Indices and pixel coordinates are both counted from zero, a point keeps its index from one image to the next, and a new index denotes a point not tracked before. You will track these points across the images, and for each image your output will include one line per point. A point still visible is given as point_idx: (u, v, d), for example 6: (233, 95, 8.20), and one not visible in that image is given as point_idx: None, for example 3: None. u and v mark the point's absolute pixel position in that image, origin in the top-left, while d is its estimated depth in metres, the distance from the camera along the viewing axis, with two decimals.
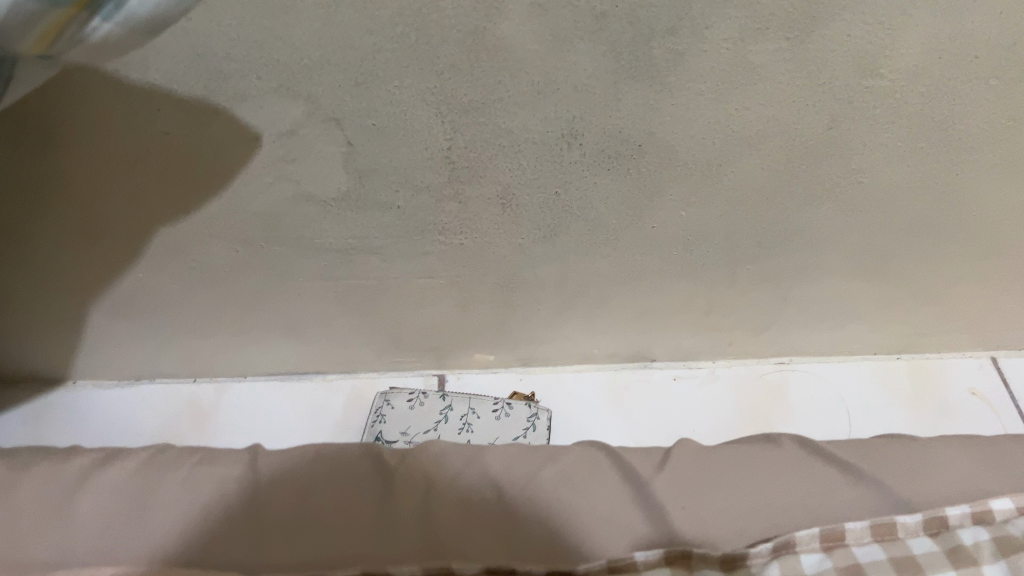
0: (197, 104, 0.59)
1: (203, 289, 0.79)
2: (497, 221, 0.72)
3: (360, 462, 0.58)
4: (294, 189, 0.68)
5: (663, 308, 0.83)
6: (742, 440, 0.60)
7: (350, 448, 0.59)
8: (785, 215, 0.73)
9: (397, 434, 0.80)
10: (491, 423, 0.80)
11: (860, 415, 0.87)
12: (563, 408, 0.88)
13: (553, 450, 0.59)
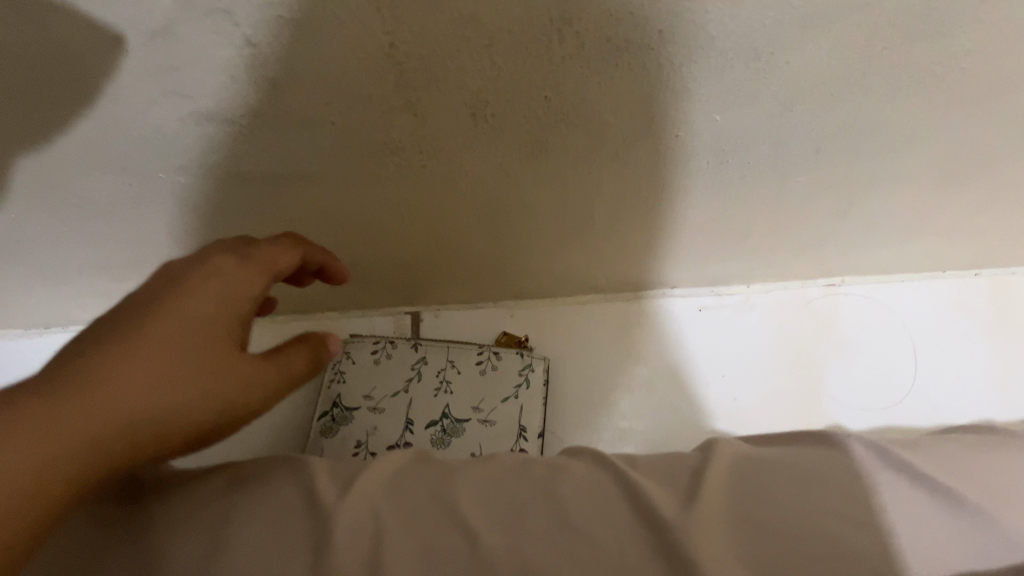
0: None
1: (103, 224, 0.63)
2: (468, 135, 0.54)
3: (288, 500, 0.43)
4: (189, 107, 0.50)
5: (687, 228, 0.67)
6: (793, 447, 0.46)
7: (279, 474, 0.45)
8: (852, 117, 0.54)
9: (359, 399, 0.78)
10: (474, 378, 0.78)
11: (929, 350, 0.78)
12: (572, 362, 0.82)
13: (546, 473, 0.44)
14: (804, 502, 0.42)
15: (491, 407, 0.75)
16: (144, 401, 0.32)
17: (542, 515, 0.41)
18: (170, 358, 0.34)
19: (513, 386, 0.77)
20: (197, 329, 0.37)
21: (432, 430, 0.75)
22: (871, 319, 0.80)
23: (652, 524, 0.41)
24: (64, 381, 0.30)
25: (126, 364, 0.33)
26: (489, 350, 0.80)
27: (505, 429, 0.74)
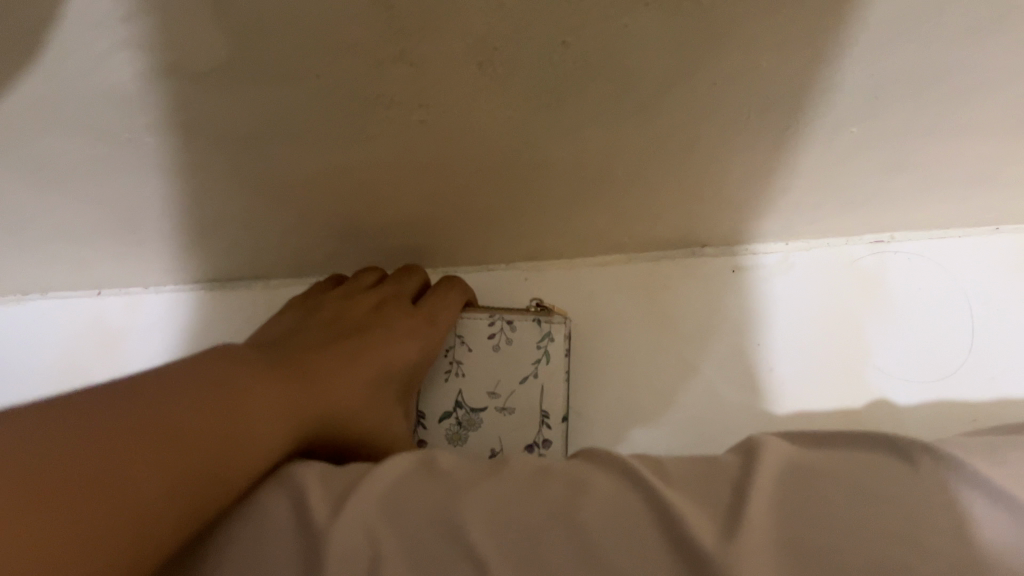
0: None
1: (69, 190, 0.57)
2: (475, 86, 0.46)
3: (276, 516, 0.38)
4: (149, 61, 0.43)
5: (720, 189, 0.59)
6: (848, 456, 0.40)
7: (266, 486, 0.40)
8: (920, 61, 0.46)
9: None
10: (487, 355, 0.66)
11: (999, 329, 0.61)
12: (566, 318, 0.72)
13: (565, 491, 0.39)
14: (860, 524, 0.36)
15: (509, 387, 0.65)
16: (324, 436, 0.46)
17: (560, 544, 0.36)
18: (355, 403, 0.50)
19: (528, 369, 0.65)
20: (375, 389, 0.53)
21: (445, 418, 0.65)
22: (923, 284, 0.64)
23: (686, 553, 0.36)
24: (314, 386, 0.46)
25: (335, 395, 0.47)
26: (501, 318, 0.67)
27: (529, 418, 0.64)
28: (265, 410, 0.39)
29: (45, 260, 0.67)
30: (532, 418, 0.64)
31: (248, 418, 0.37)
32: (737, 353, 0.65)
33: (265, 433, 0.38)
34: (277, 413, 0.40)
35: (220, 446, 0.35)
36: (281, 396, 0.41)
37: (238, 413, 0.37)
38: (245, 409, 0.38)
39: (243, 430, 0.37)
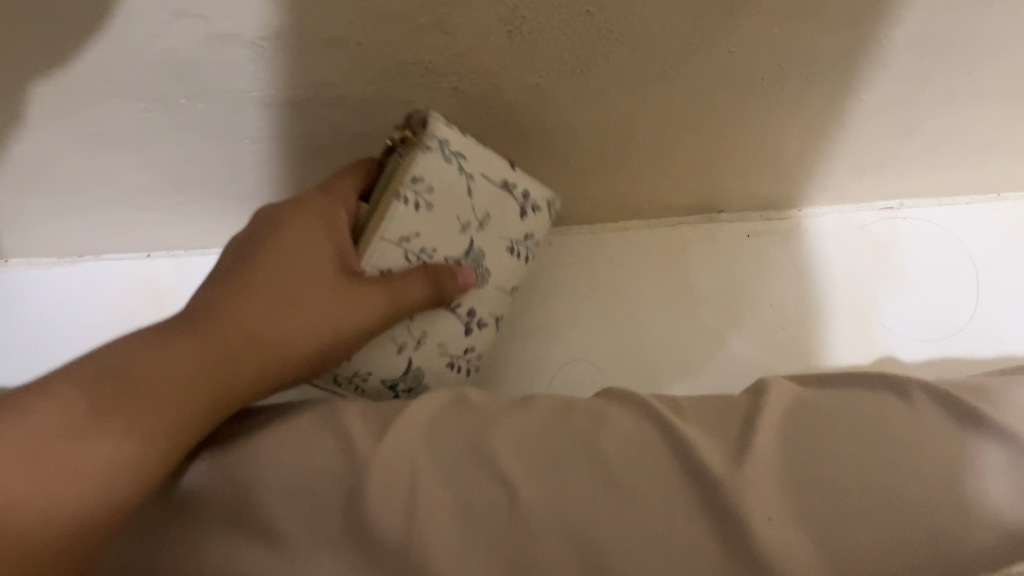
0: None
1: (125, 153, 0.60)
2: (503, 54, 0.50)
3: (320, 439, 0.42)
4: (207, 28, 0.46)
5: (736, 156, 0.62)
6: (848, 392, 0.44)
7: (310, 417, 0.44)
8: (928, 25, 0.48)
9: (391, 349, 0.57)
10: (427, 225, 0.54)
11: (997, 295, 0.65)
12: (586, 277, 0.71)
13: (585, 425, 0.43)
14: (856, 448, 0.40)
15: (483, 245, 0.57)
16: (267, 347, 0.44)
17: (583, 467, 0.40)
18: (301, 303, 0.47)
19: (478, 211, 0.56)
20: (327, 274, 0.49)
21: (467, 332, 0.59)
22: (927, 247, 0.67)
23: (697, 477, 0.39)
24: (226, 319, 0.43)
25: (255, 309, 0.45)
26: (411, 186, 0.52)
27: (506, 201, 0.58)
28: (147, 363, 0.39)
29: (93, 225, 0.71)
30: (508, 197, 0.58)
31: (130, 382, 0.38)
32: (748, 312, 0.67)
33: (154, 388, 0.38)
34: (167, 355, 0.40)
35: (102, 423, 0.36)
36: (173, 344, 0.40)
37: (109, 378, 0.37)
38: (120, 371, 0.38)
39: (124, 392, 0.37)
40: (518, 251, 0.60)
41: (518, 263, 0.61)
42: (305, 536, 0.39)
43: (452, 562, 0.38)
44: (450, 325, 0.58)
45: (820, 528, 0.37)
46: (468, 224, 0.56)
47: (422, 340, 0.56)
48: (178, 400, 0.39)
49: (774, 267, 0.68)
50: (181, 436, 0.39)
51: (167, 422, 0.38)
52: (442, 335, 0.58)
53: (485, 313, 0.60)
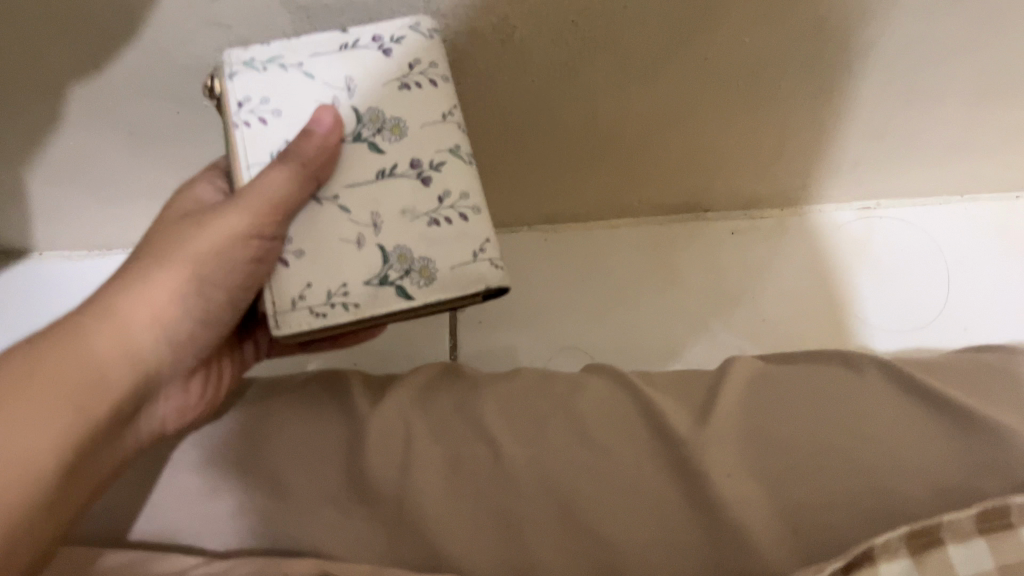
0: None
1: (154, 150, 0.65)
2: (497, 61, 0.54)
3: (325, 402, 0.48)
4: (228, 36, 0.51)
5: (719, 153, 0.67)
6: (805, 364, 0.48)
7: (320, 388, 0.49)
8: (889, 30, 0.53)
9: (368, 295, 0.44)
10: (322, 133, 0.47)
11: (966, 284, 0.72)
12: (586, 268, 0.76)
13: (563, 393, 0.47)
14: (807, 411, 0.44)
15: (380, 101, 0.46)
16: (151, 304, 0.43)
17: (561, 427, 0.45)
18: (165, 264, 0.44)
19: (337, 80, 0.46)
20: (189, 224, 0.45)
21: (437, 223, 0.45)
22: (902, 242, 0.73)
23: (665, 438, 0.44)
24: (87, 307, 0.42)
25: (133, 285, 0.43)
26: (242, 110, 0.46)
27: (360, 53, 0.46)
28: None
29: (122, 218, 0.76)
30: (363, 50, 0.46)
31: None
32: (732, 305, 0.73)
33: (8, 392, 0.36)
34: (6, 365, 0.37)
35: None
36: (19, 355, 0.38)
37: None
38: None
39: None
40: (413, 86, 0.46)
41: (440, 120, 0.46)
42: (309, 479, 0.44)
43: (441, 508, 0.42)
44: (410, 189, 0.45)
45: (774, 482, 0.42)
46: (336, 100, 0.46)
47: (380, 223, 0.45)
48: (45, 392, 0.37)
49: (758, 264, 0.74)
50: (62, 424, 0.37)
51: (38, 422, 0.36)
52: (399, 198, 0.45)
53: (455, 187, 0.46)
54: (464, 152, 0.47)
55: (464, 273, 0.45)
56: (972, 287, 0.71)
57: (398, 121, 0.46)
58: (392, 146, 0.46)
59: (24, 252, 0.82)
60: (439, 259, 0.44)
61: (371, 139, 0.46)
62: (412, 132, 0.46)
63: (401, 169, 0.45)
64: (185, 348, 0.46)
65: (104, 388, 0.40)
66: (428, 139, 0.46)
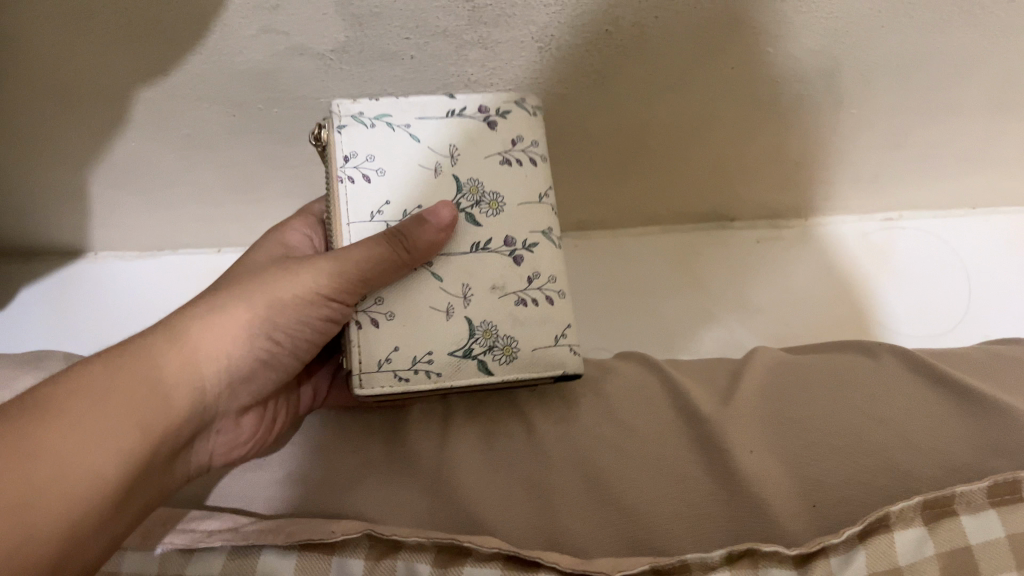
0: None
1: (208, 153, 0.70)
2: (535, 67, 0.57)
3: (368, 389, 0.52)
4: (284, 43, 0.55)
5: (744, 163, 0.69)
6: (825, 356, 0.50)
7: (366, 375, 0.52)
8: (909, 42, 0.55)
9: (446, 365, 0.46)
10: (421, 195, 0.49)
11: (984, 292, 0.75)
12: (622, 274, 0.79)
13: (594, 380, 0.50)
14: (827, 396, 0.47)
15: (480, 174, 0.49)
16: (224, 341, 0.44)
17: (591, 408, 0.48)
18: (248, 303, 0.45)
19: (444, 148, 0.49)
20: (277, 271, 0.46)
21: (524, 303, 0.48)
22: (922, 252, 0.77)
23: (690, 419, 0.46)
24: (160, 331, 0.42)
25: (210, 314, 0.44)
26: (349, 164, 0.47)
27: (465, 122, 0.50)
28: (67, 399, 0.38)
29: (174, 219, 0.81)
30: (468, 118, 0.50)
31: (48, 416, 0.37)
32: (755, 310, 0.75)
33: (81, 411, 0.37)
34: (81, 386, 0.38)
35: (33, 458, 0.35)
36: (93, 374, 0.39)
37: (25, 418, 0.37)
38: (33, 411, 0.37)
39: (46, 428, 0.36)
40: (513, 163, 0.50)
41: (535, 201, 0.50)
42: (355, 456, 0.47)
43: (475, 479, 0.45)
44: (502, 266, 0.48)
45: (795, 462, 0.43)
46: (439, 166, 0.49)
47: (470, 296, 0.47)
48: (116, 416, 0.38)
49: (783, 270, 0.76)
50: (126, 450, 0.38)
51: (105, 444, 0.37)
52: (490, 274, 0.48)
53: (544, 272, 0.49)
54: (554, 236, 0.50)
55: (544, 356, 0.47)
56: (990, 295, 0.75)
57: (497, 198, 0.49)
58: (488, 221, 0.49)
59: (80, 253, 0.87)
60: (523, 340, 0.47)
61: (469, 210, 0.48)
62: (509, 207, 0.49)
63: (495, 245, 0.48)
64: (245, 387, 0.46)
65: (165, 415, 0.40)
66: (523, 218, 0.49)
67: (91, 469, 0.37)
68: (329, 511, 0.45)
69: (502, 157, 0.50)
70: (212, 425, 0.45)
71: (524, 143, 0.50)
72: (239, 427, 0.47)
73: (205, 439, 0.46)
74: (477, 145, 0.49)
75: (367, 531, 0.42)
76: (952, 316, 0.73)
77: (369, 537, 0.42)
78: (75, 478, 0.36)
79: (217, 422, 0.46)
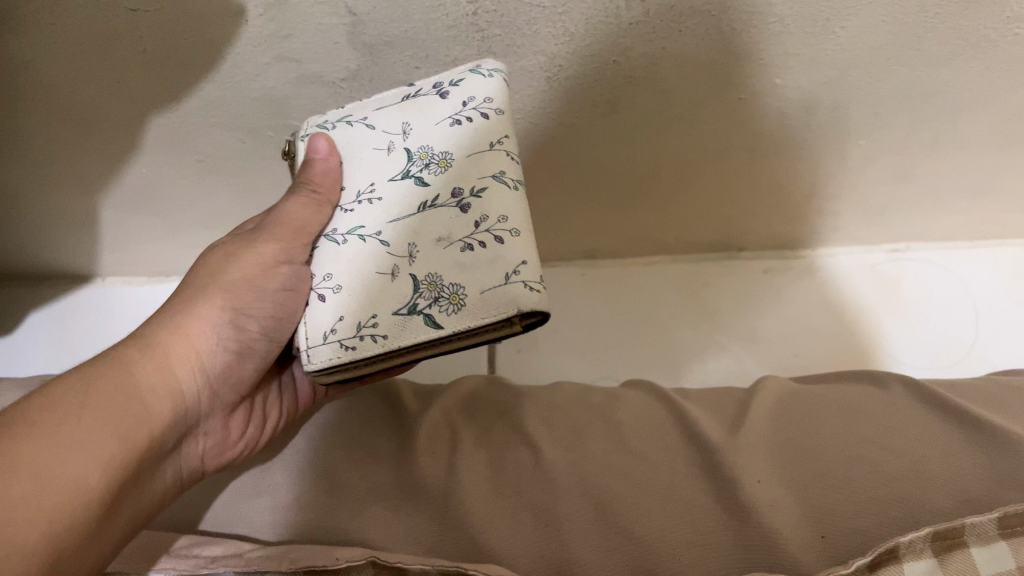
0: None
1: (220, 180, 0.70)
2: (544, 97, 0.57)
3: (376, 420, 0.52)
4: (297, 70, 0.55)
5: (750, 194, 0.70)
6: (834, 389, 0.51)
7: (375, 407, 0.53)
8: (916, 75, 0.56)
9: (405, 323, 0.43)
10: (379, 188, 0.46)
11: (993, 323, 0.74)
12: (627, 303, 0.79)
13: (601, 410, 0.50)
14: (835, 426, 0.47)
15: (429, 137, 0.45)
16: (187, 339, 0.44)
17: (599, 437, 0.48)
18: (204, 301, 0.45)
19: (393, 125, 0.46)
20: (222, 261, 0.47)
21: (471, 248, 0.43)
22: (931, 284, 0.77)
23: (699, 449, 0.46)
24: (132, 342, 0.43)
25: (170, 320, 0.45)
26: (311, 163, 0.47)
27: (418, 101, 0.46)
28: (47, 407, 0.37)
29: (183, 244, 0.81)
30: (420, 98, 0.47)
31: (23, 425, 0.36)
32: (762, 340, 0.75)
33: (62, 417, 0.37)
34: (60, 395, 0.38)
35: (16, 468, 0.34)
36: (70, 383, 0.39)
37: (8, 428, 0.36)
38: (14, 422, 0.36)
39: (27, 438, 0.35)
40: (464, 121, 0.45)
41: (485, 148, 0.45)
42: (361, 481, 0.47)
43: (481, 505, 0.44)
44: (449, 217, 0.44)
45: (806, 492, 0.43)
46: (392, 143, 0.46)
47: (416, 255, 0.44)
48: (91, 423, 0.38)
49: (790, 301, 0.77)
50: (112, 454, 0.38)
51: (88, 455, 0.37)
52: (438, 227, 0.44)
53: (492, 212, 0.43)
54: (510, 179, 0.44)
55: (496, 297, 0.41)
56: (1000, 325, 0.74)
57: (446, 155, 0.45)
58: (437, 179, 0.45)
59: (89, 277, 0.88)
60: (471, 284, 0.42)
61: (418, 174, 0.45)
62: (459, 162, 0.44)
63: (443, 200, 0.44)
64: (222, 385, 0.47)
65: (145, 421, 0.40)
66: (473, 169, 0.44)
67: (75, 477, 0.36)
68: (335, 537, 0.44)
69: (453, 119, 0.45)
70: (198, 426, 0.46)
71: (476, 102, 0.45)
72: (224, 426, 0.48)
73: (194, 442, 0.46)
74: (424, 113, 0.46)
75: (370, 557, 0.41)
76: (960, 345, 0.73)
77: (374, 564, 0.41)
78: (60, 484, 0.35)
79: (202, 423, 0.46)
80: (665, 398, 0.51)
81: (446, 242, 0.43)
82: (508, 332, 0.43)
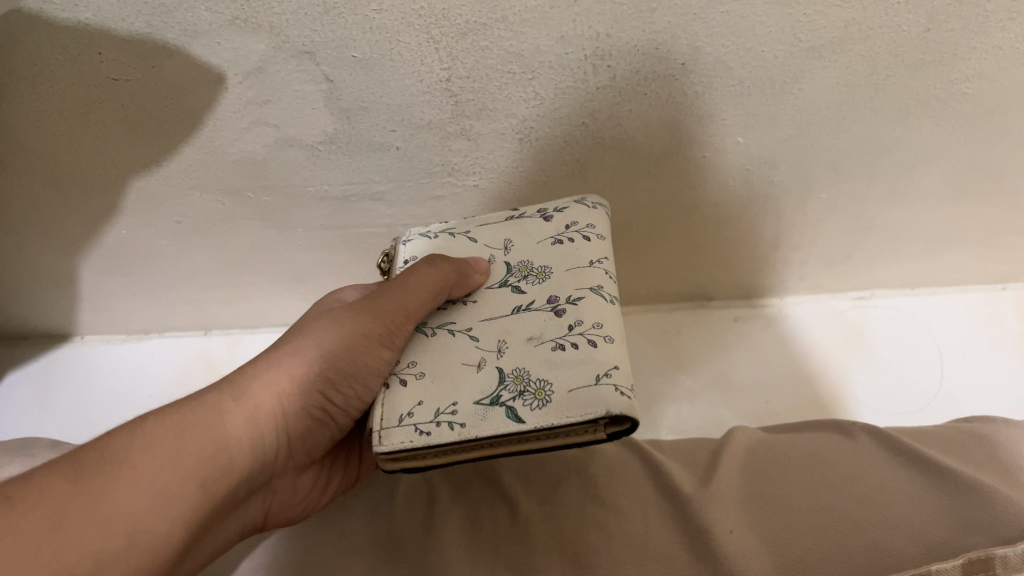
0: (141, 38, 0.48)
1: (198, 240, 0.71)
2: (516, 157, 0.59)
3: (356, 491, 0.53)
4: (275, 134, 0.57)
5: (717, 247, 0.72)
6: (799, 441, 0.52)
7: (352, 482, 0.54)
8: (870, 133, 0.58)
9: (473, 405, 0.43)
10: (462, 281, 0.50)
11: (956, 368, 0.77)
12: None
13: (576, 464, 0.52)
14: (801, 476, 0.48)
15: (531, 255, 0.51)
16: (287, 395, 0.44)
17: (573, 492, 0.49)
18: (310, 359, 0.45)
19: (498, 243, 0.52)
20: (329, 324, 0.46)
21: (562, 348, 0.44)
22: (895, 330, 0.79)
23: (671, 502, 0.47)
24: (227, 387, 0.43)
25: (274, 369, 0.45)
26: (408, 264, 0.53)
27: (524, 219, 0.53)
28: (141, 450, 0.38)
29: (160, 302, 0.82)
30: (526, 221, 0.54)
31: (115, 469, 0.37)
32: (732, 387, 0.77)
33: (150, 465, 0.37)
34: (152, 437, 0.39)
35: (107, 518, 0.35)
36: (161, 425, 0.39)
37: (101, 467, 0.37)
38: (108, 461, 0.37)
39: (117, 485, 0.36)
40: (565, 240, 0.51)
41: (586, 266, 0.49)
42: (339, 539, 0.47)
43: (458, 560, 0.45)
44: (543, 319, 0.46)
45: (776, 542, 0.44)
46: (493, 257, 0.52)
47: (504, 350, 0.46)
48: (178, 474, 0.38)
49: (759, 347, 0.79)
50: (189, 507, 0.38)
51: (171, 507, 0.37)
52: (529, 329, 0.46)
53: (587, 320, 0.46)
54: (606, 293, 0.48)
55: (584, 395, 0.42)
56: (962, 370, 0.77)
57: (545, 268, 0.49)
58: (533, 288, 0.49)
59: (67, 336, 0.88)
60: (558, 382, 0.43)
61: (516, 284, 0.49)
62: (557, 273, 0.49)
63: (539, 305, 0.47)
64: (304, 449, 0.48)
65: (227, 474, 0.41)
66: (571, 281, 0.48)
67: (156, 529, 0.36)
68: None
69: (555, 238, 0.51)
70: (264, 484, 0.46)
71: (578, 226, 0.52)
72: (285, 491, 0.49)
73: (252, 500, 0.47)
74: (530, 236, 0.52)
75: None
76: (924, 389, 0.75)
77: None
78: (139, 538, 0.36)
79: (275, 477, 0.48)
80: (640, 452, 0.52)
81: (539, 340, 0.45)
82: (592, 438, 0.42)
